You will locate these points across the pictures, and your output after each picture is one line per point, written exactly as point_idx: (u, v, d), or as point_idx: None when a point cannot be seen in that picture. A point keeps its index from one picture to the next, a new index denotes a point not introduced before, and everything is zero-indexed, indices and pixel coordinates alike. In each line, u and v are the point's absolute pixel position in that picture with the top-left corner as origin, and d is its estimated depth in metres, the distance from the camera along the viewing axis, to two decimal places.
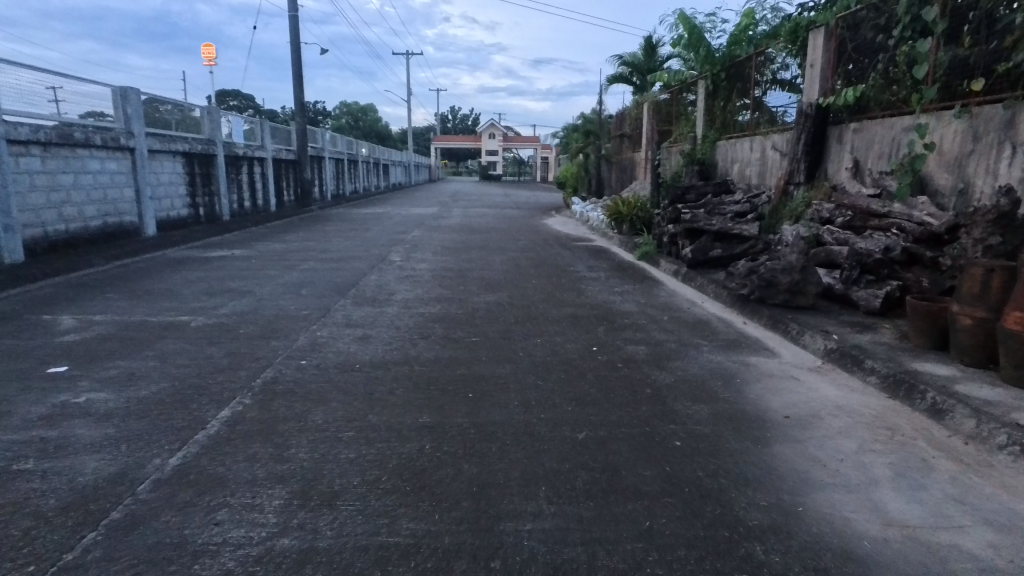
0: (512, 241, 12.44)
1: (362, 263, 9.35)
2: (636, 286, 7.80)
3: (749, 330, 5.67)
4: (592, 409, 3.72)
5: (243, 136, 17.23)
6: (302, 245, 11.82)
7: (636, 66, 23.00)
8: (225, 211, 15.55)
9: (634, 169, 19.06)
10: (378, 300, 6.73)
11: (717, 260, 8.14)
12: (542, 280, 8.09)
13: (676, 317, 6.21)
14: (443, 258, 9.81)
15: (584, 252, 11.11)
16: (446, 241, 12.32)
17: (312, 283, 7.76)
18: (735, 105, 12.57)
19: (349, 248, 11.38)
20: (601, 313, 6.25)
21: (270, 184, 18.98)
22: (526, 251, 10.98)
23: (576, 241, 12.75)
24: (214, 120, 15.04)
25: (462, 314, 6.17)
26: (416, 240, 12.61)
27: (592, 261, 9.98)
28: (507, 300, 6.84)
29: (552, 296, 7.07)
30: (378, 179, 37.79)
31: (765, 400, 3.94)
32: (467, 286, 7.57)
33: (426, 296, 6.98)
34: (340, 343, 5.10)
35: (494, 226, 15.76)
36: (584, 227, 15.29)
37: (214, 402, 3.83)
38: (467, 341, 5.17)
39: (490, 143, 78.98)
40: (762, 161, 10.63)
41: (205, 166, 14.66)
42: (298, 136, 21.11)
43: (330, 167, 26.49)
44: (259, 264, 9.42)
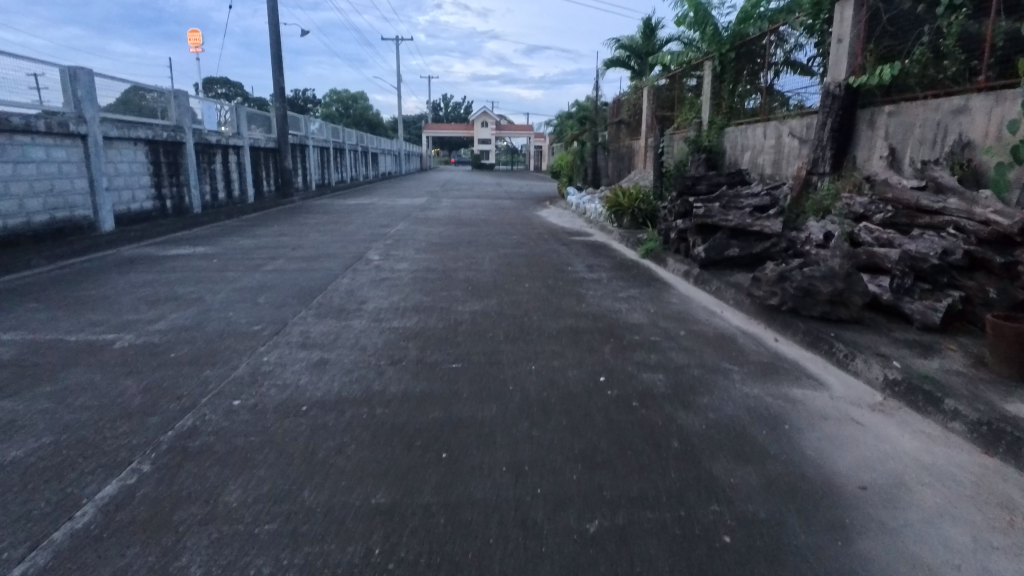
0: (503, 235, 11.49)
1: (335, 263, 8.37)
2: (643, 290, 6.88)
3: (783, 350, 4.76)
4: (605, 477, 2.81)
5: (216, 121, 16.08)
6: (273, 240, 10.81)
7: (635, 50, 21.97)
8: (196, 203, 14.48)
9: (633, 156, 18.04)
10: (345, 310, 5.78)
11: (733, 260, 7.23)
12: (535, 283, 7.15)
13: (693, 331, 5.29)
14: (426, 256, 8.86)
15: (582, 248, 10.16)
16: (431, 235, 11.36)
17: (273, 288, 6.81)
18: (745, 87, 11.60)
19: (325, 243, 10.39)
20: (605, 327, 5.32)
21: (247, 174, 17.87)
22: (518, 247, 10.03)
23: (573, 235, 11.80)
24: (182, 104, 13.89)
25: (442, 328, 5.23)
26: (399, 234, 11.62)
27: (591, 258, 9.05)
28: (495, 309, 5.90)
29: (547, 304, 6.14)
30: (366, 167, 36.60)
31: (827, 460, 3.04)
32: (450, 291, 6.64)
33: (402, 304, 6.03)
34: (289, 372, 4.16)
35: (484, 218, 14.78)
36: (581, 219, 14.33)
37: (101, 471, 2.88)
38: (445, 368, 4.23)
39: (483, 131, 77.64)
40: (777, 149, 9.69)
41: (172, 154, 13.56)
42: (277, 123, 19.96)
43: (314, 156, 25.37)
44: (220, 264, 8.41)
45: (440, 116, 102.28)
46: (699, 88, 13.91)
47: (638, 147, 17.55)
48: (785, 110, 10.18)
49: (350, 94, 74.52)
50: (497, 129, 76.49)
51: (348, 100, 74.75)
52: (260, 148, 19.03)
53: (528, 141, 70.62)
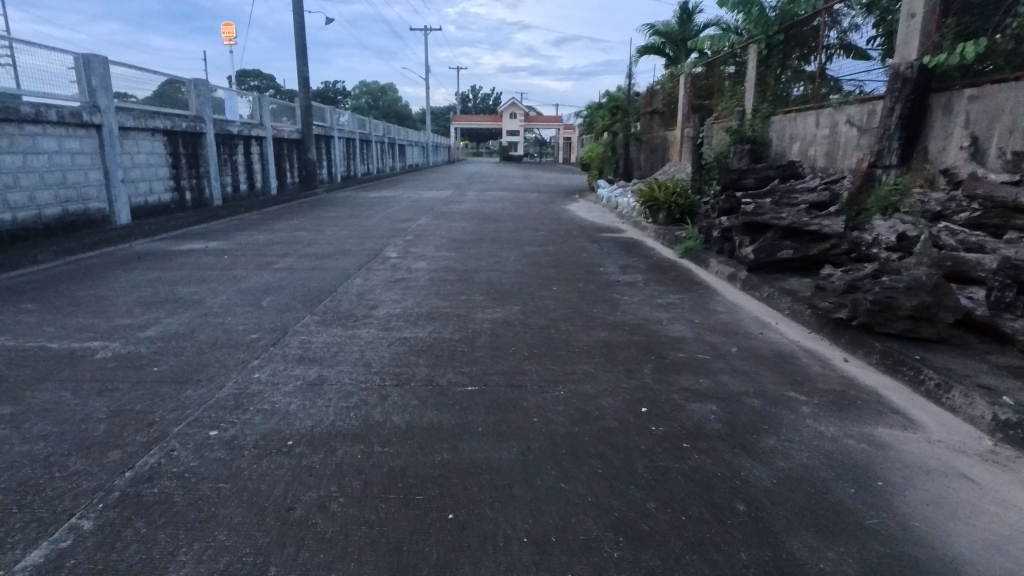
0: (530, 231, 10.86)
1: (349, 261, 7.85)
2: (684, 296, 6.18)
3: (857, 375, 4.05)
4: (655, 557, 2.19)
5: (238, 111, 15.74)
6: (290, 235, 10.36)
7: (670, 37, 20.98)
8: (217, 195, 14.21)
9: (668, 148, 17.15)
10: (353, 317, 5.24)
11: (785, 263, 6.51)
12: (564, 286, 6.51)
13: (747, 348, 4.60)
14: (447, 255, 8.29)
15: (614, 246, 9.46)
16: (454, 231, 10.77)
17: (280, 289, 6.32)
18: (794, 72, 10.69)
19: (342, 239, 9.90)
20: (645, 341, 4.67)
21: (269, 166, 17.57)
22: (545, 244, 9.39)
23: (604, 232, 11.09)
24: (202, 94, 13.57)
25: (459, 340, 4.65)
26: (420, 230, 11.08)
27: (625, 258, 8.35)
28: (520, 317, 5.30)
29: (577, 311, 5.51)
30: (392, 159, 36.23)
31: (942, 539, 2.37)
32: (470, 295, 6.06)
33: (416, 310, 5.47)
34: (280, 394, 3.62)
35: (510, 212, 14.15)
36: (612, 214, 13.59)
37: (33, 526, 2.36)
38: (459, 392, 3.64)
39: (511, 123, 76.78)
40: (831, 139, 8.84)
41: (192, 146, 13.26)
42: (301, 114, 19.62)
43: (339, 147, 25.03)
44: (230, 262, 7.96)
45: (469, 108, 101.68)
46: (742, 75, 12.99)
47: (673, 137, 16.66)
48: (839, 96, 9.30)
49: (379, 86, 74.48)
50: (525, 120, 75.58)
51: (377, 92, 74.76)
52: (284, 139, 18.71)
53: (556, 133, 69.57)
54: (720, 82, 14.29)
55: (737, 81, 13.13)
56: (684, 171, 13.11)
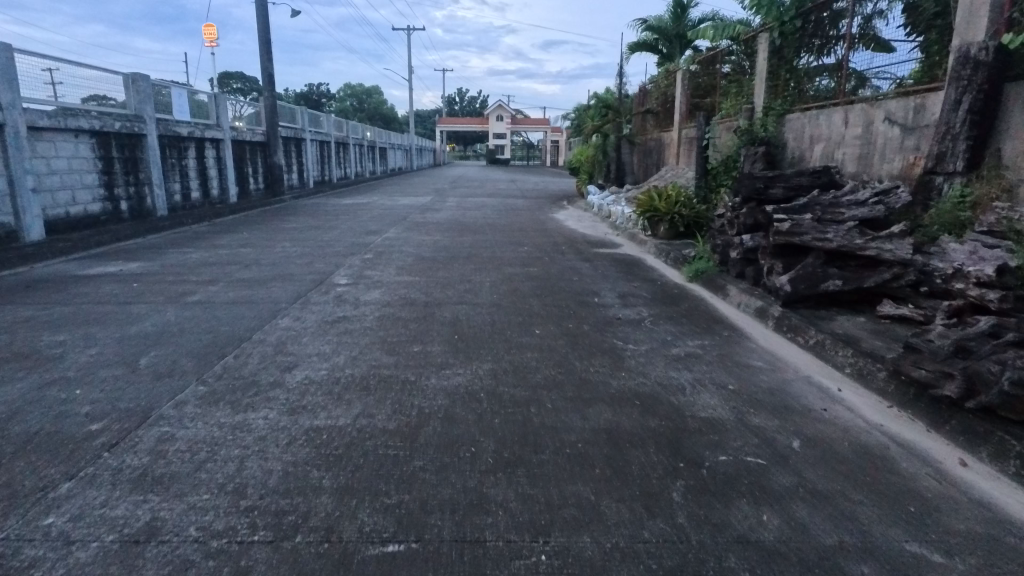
0: (512, 246, 9.40)
1: (285, 290, 6.34)
2: (705, 343, 4.77)
3: (1000, 499, 2.65)
4: None
5: (189, 111, 14.15)
6: (230, 253, 8.82)
7: (664, 33, 19.69)
8: (163, 204, 12.61)
9: (664, 151, 15.80)
10: (256, 387, 3.75)
11: (832, 296, 5.12)
12: (551, 327, 5.06)
13: (814, 440, 3.17)
14: (410, 281, 6.82)
15: (610, 266, 8.03)
16: (424, 247, 9.30)
17: (179, 336, 4.81)
18: (811, 63, 9.33)
19: (290, 257, 8.38)
20: (666, 430, 3.23)
21: (228, 170, 15.97)
22: (529, 264, 7.93)
23: (597, 246, 9.66)
24: (142, 90, 11.98)
25: (394, 431, 3.17)
26: (386, 245, 9.59)
27: (625, 283, 6.91)
28: (488, 384, 3.82)
29: (567, 372, 4.05)
30: (373, 163, 34.64)
31: None
32: (427, 344, 4.59)
33: (347, 373, 3.98)
34: (64, 571, 2.12)
35: (492, 222, 12.70)
36: (605, 224, 12.18)
37: None
38: (372, 562, 2.17)
39: (498, 126, 75.31)
40: (865, 139, 7.49)
41: (130, 149, 11.67)
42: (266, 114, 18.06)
43: (312, 151, 23.44)
44: (137, 292, 6.42)
45: (456, 111, 100.29)
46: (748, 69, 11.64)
47: (670, 140, 15.30)
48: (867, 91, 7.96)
49: (363, 87, 72.83)
50: (512, 123, 74.27)
51: (362, 94, 73.16)
52: (247, 141, 17.13)
53: (543, 135, 68.28)
54: (720, 80, 13.09)
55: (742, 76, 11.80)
56: (686, 176, 11.74)
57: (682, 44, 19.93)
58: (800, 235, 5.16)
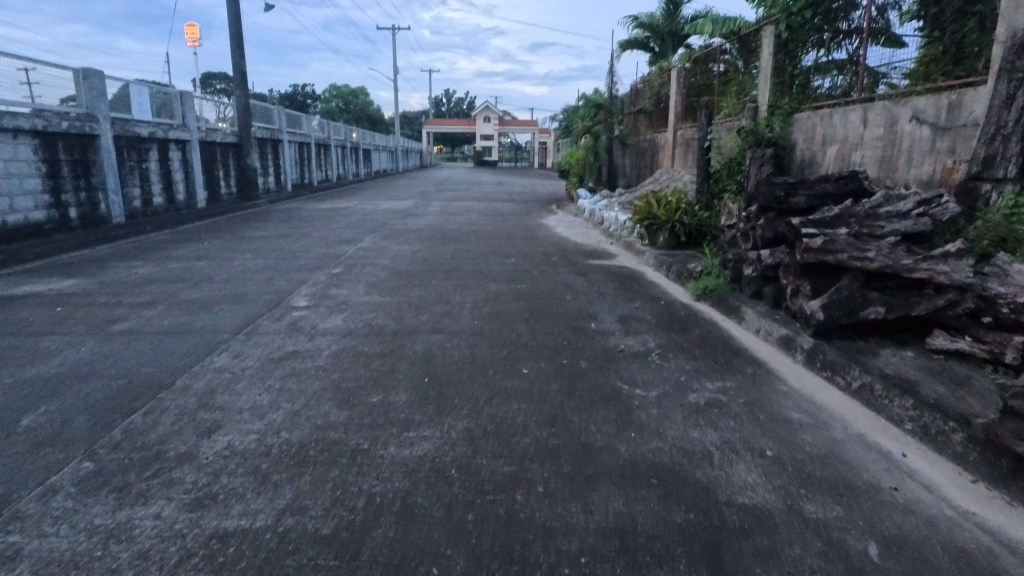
0: (499, 257, 8.56)
1: (233, 316, 5.45)
2: (727, 386, 3.96)
3: None
4: None
5: (151, 110, 13.16)
6: (183, 267, 7.91)
7: (656, 30, 18.94)
8: (119, 211, 11.63)
9: (659, 152, 15.05)
10: (159, 464, 2.89)
11: (872, 324, 4.35)
12: (542, 365, 4.22)
13: (894, 545, 2.37)
14: (381, 302, 5.96)
15: (607, 282, 7.21)
16: (401, 259, 8.44)
17: (87, 381, 3.93)
18: (821, 57, 8.57)
19: (248, 272, 7.48)
20: (697, 529, 2.42)
21: (196, 174, 14.98)
22: (516, 279, 7.09)
23: (591, 257, 8.86)
24: (93, 87, 11.00)
25: (330, 541, 2.32)
26: (359, 256, 8.72)
27: (625, 303, 6.10)
28: (462, 454, 2.98)
29: (563, 432, 3.22)
30: (357, 164, 33.64)
31: None
32: (390, 391, 3.73)
33: (282, 438, 3.11)
34: None
35: (477, 229, 11.86)
36: (598, 231, 11.38)
37: None
38: None
39: (486, 127, 74.43)
40: (889, 141, 6.73)
41: (81, 150, 10.69)
42: (239, 113, 17.07)
43: (291, 152, 22.46)
44: (59, 317, 5.50)
45: (443, 112, 99.27)
46: (746, 67, 10.93)
47: (666, 140, 14.55)
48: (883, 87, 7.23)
49: (348, 88, 71.71)
50: (500, 124, 73.41)
51: (348, 95, 72.10)
52: (217, 142, 16.13)
53: (531, 136, 67.55)
54: (712, 80, 12.56)
55: (740, 73, 11.08)
56: (685, 179, 10.97)
57: (675, 41, 19.19)
58: (834, 252, 4.38)
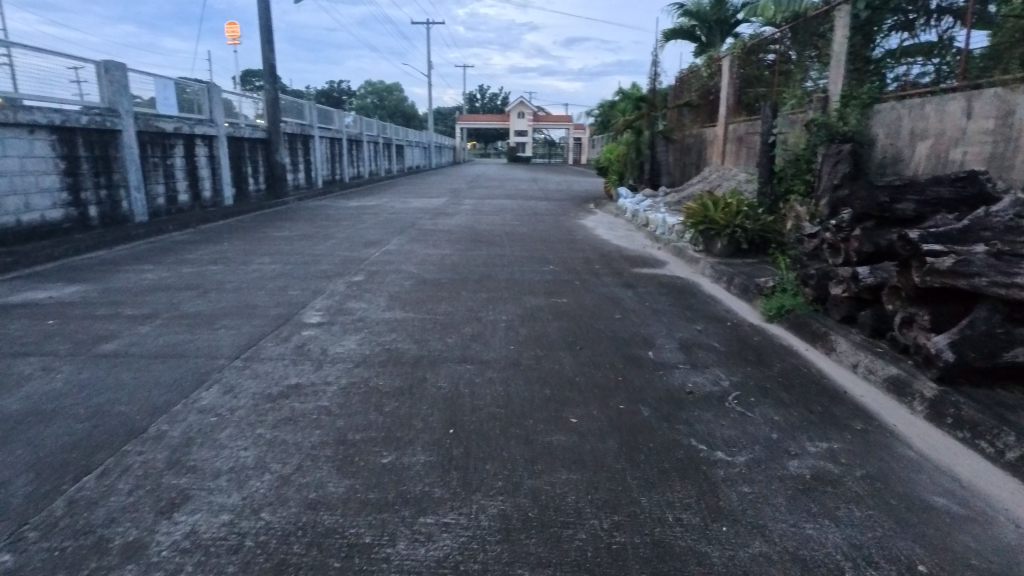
0: (536, 264, 7.74)
1: (236, 335, 4.78)
2: (835, 449, 3.09)
3: None
4: None
5: (177, 104, 12.76)
6: (195, 272, 7.34)
7: (703, 18, 17.79)
8: (142, 209, 11.24)
9: (706, 149, 14.01)
10: (97, 561, 2.18)
11: (1015, 370, 3.41)
12: (594, 413, 3.40)
13: None
14: (402, 319, 5.22)
15: (661, 296, 6.33)
16: (428, 265, 7.71)
17: (47, 423, 3.27)
18: (905, 39, 7.49)
19: (262, 280, 6.84)
20: None
21: (223, 170, 14.58)
22: (557, 292, 6.27)
23: (638, 266, 7.98)
24: (116, 80, 10.61)
25: None
26: (383, 261, 8.03)
27: (685, 325, 5.21)
28: (496, 558, 2.19)
29: (630, 524, 2.40)
30: (389, 160, 33.19)
31: None
32: (405, 449, 2.97)
33: (261, 523, 2.38)
34: None
35: (511, 230, 11.05)
36: (643, 235, 10.47)
37: None
38: None
39: (520, 122, 73.50)
40: (1002, 136, 5.68)
41: (101, 146, 10.30)
42: (268, 108, 16.64)
43: (321, 148, 22.04)
44: (47, 332, 4.92)
45: (477, 108, 98.76)
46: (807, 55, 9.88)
47: (714, 136, 13.50)
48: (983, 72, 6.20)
49: (383, 84, 71.69)
50: (534, 120, 72.38)
51: (383, 91, 72.10)
52: (245, 138, 15.72)
53: (565, 132, 66.40)
54: (763, 71, 11.58)
55: (799, 60, 10.04)
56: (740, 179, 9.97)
57: (723, 30, 18.01)
58: (968, 276, 3.45)
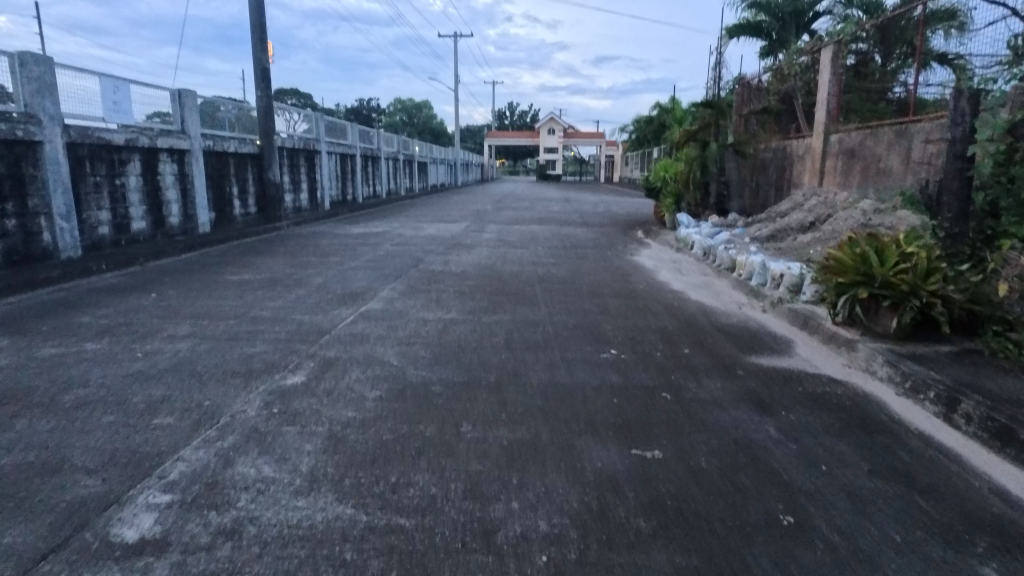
0: (588, 347, 4.86)
1: None
2: None
3: None
4: None
5: (135, 111, 10.36)
6: (49, 358, 4.63)
7: (774, 11, 14.83)
8: (71, 241, 8.77)
9: (792, 166, 11.05)
10: None
11: None
12: None
13: None
14: (322, 533, 2.41)
15: (832, 434, 3.41)
16: (418, 346, 4.90)
17: None
18: None
19: (136, 381, 4.09)
20: None
21: (199, 191, 12.14)
22: (638, 431, 3.38)
23: (751, 348, 5.04)
24: (38, 78, 8.21)
25: None
26: (353, 334, 5.27)
27: (957, 567, 2.30)
28: None
29: None
30: (410, 179, 30.82)
31: None
32: None
33: None
34: None
35: (545, 274, 8.21)
36: (731, 285, 7.51)
37: None
38: None
39: (550, 140, 70.83)
40: None
41: (10, 162, 7.84)
42: (262, 118, 14.26)
43: (329, 165, 19.64)
44: None
45: (505, 124, 96.95)
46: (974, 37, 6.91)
47: (806, 149, 10.48)
48: None
49: (412, 101, 70.36)
50: (564, 136, 69.79)
51: (412, 108, 70.69)
52: (230, 153, 13.30)
53: (598, 149, 63.64)
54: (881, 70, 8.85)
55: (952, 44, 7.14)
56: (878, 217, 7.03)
57: (798, 25, 14.99)
58: None
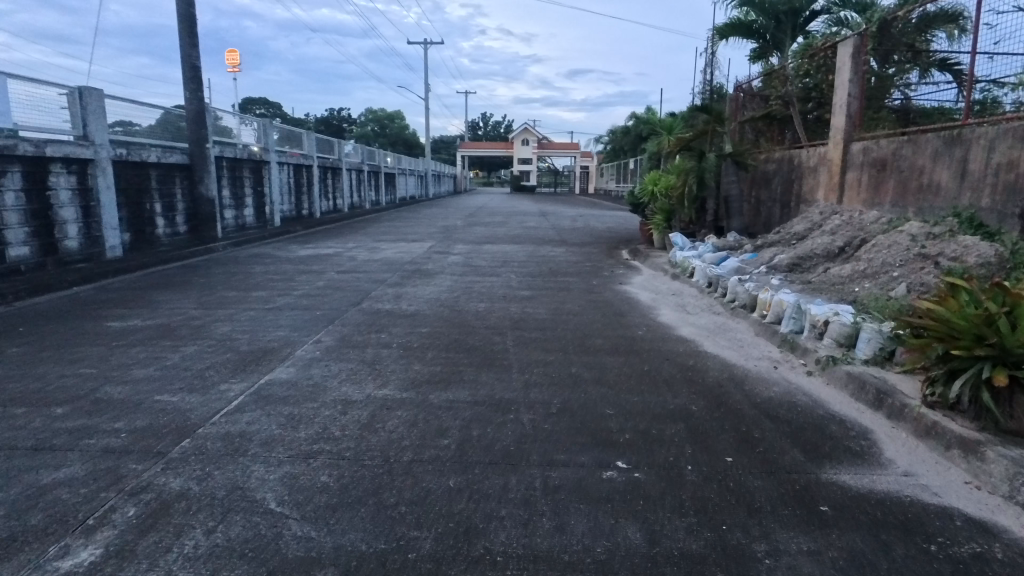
0: (583, 460, 3.19)
1: None
2: None
3: None
4: None
5: (14, 113, 8.43)
6: None
7: (767, 9, 13.53)
8: None
9: (801, 179, 9.64)
10: None
11: None
12: None
13: None
14: None
15: None
16: (324, 459, 3.19)
17: None
18: None
19: None
20: None
21: (109, 209, 10.20)
22: None
23: (820, 451, 3.41)
24: None
25: None
26: (233, 432, 3.52)
27: None
28: None
29: None
30: (377, 192, 28.95)
31: None
32: None
33: None
34: None
35: (520, 316, 6.53)
36: (754, 330, 5.96)
37: None
38: None
39: (525, 151, 69.61)
40: None
41: None
42: (192, 124, 12.39)
43: (282, 177, 17.76)
44: None
45: (480, 135, 95.51)
46: None
47: (819, 160, 9.05)
48: None
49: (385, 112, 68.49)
50: (539, 148, 68.55)
51: (383, 118, 68.72)
52: (152, 163, 11.39)
53: (574, 161, 62.60)
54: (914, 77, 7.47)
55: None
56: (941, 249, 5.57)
57: (794, 24, 13.69)
58: None
